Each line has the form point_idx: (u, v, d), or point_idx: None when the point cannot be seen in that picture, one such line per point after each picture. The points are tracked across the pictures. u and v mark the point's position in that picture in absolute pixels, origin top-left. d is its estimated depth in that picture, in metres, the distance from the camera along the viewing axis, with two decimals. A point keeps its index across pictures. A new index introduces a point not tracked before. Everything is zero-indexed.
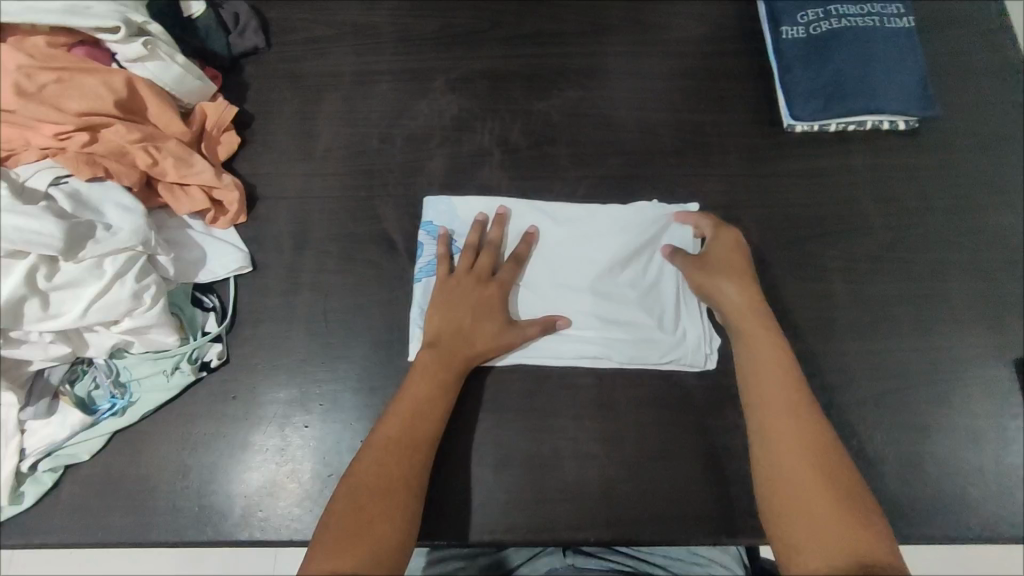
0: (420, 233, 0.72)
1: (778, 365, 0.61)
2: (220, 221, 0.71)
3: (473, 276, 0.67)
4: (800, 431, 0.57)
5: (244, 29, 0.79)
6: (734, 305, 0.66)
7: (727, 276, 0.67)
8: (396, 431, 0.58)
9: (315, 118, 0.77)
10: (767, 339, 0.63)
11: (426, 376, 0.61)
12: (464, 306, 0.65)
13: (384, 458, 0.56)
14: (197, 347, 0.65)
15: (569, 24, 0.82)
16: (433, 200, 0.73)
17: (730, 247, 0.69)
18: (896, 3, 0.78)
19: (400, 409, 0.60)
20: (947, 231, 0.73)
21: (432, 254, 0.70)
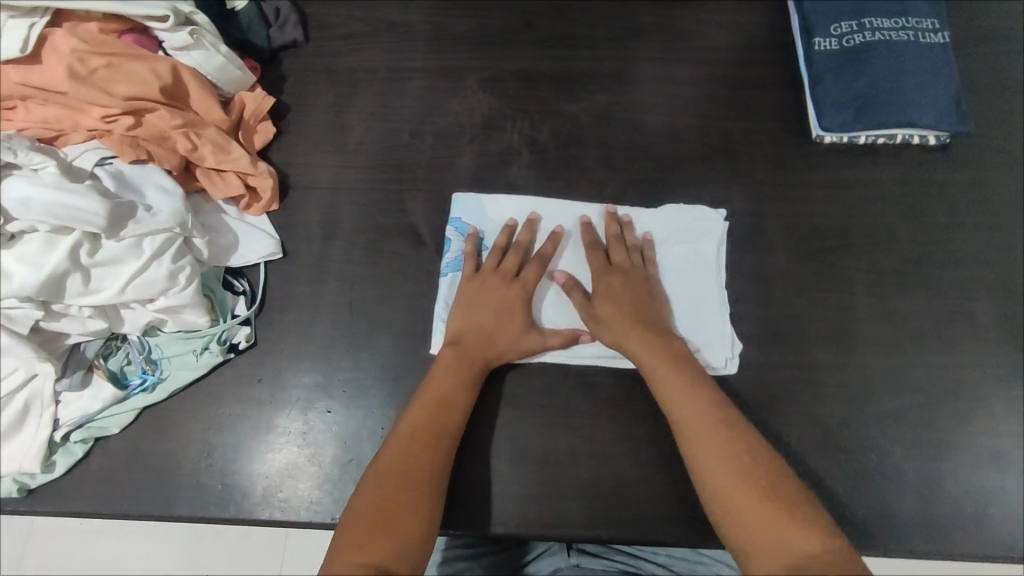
0: (448, 229, 0.73)
1: (686, 390, 0.60)
2: (253, 207, 0.72)
3: (499, 276, 0.68)
4: (727, 453, 0.55)
5: (285, 22, 0.81)
6: (637, 339, 0.64)
7: (622, 311, 0.66)
8: (421, 423, 0.59)
9: (349, 112, 0.79)
10: (668, 367, 0.62)
11: (450, 370, 0.63)
12: (488, 305, 0.67)
13: (410, 448, 0.58)
14: (226, 329, 0.67)
15: (600, 28, 0.83)
16: (464, 197, 0.74)
17: (617, 280, 0.68)
18: (931, 18, 0.78)
19: (429, 400, 0.61)
20: (976, 249, 0.73)
21: (459, 250, 0.72)
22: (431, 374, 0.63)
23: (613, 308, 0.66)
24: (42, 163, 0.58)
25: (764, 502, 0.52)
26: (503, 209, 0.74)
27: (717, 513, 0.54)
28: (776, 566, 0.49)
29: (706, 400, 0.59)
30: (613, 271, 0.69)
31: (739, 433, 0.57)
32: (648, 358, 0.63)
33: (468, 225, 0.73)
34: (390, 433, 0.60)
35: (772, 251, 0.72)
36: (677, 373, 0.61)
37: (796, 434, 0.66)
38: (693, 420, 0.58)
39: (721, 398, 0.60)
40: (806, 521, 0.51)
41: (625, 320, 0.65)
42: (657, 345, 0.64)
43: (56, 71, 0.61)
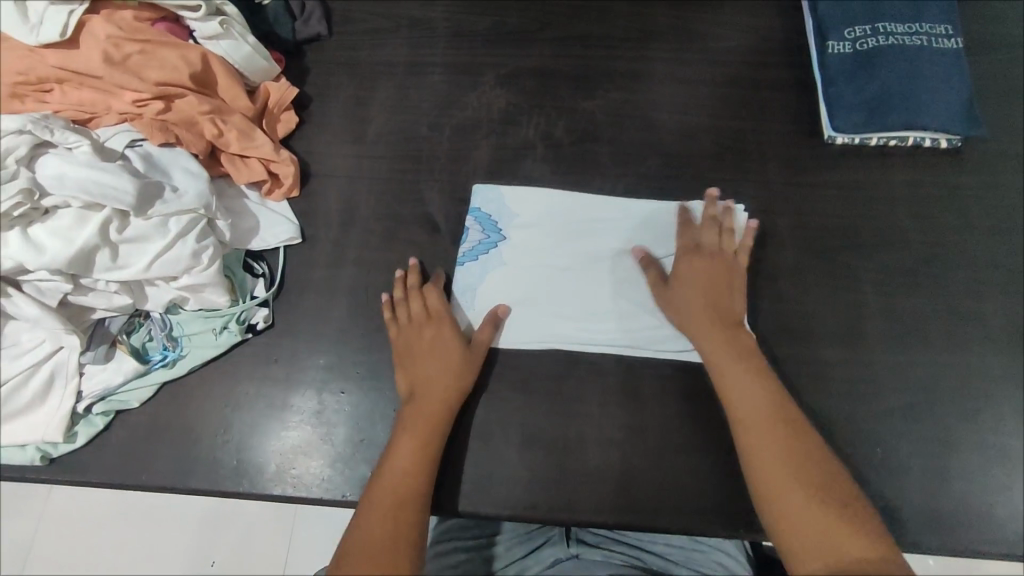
0: (467, 219, 0.74)
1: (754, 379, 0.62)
2: (274, 193, 0.74)
3: (416, 325, 0.68)
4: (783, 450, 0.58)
5: (310, 16, 0.83)
6: (707, 324, 0.66)
7: (697, 297, 0.67)
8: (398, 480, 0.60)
9: (369, 104, 0.81)
10: (739, 353, 0.64)
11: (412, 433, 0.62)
12: (428, 358, 0.66)
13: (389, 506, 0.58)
14: (245, 309, 0.69)
15: (616, 28, 0.84)
16: (484, 191, 0.76)
17: (698, 266, 0.69)
18: (944, 24, 0.79)
19: (403, 455, 0.61)
20: (986, 251, 0.73)
21: (477, 239, 0.73)
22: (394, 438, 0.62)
23: (689, 294, 0.68)
24: (76, 143, 0.61)
25: (814, 498, 0.55)
26: (523, 200, 0.75)
27: (761, 499, 0.57)
28: (821, 565, 0.53)
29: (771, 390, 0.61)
30: (692, 258, 0.69)
31: (795, 432, 0.59)
32: (713, 345, 0.65)
33: (484, 218, 0.74)
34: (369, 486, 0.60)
35: (782, 248, 0.73)
36: (747, 360, 0.63)
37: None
38: (755, 410, 0.60)
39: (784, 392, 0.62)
40: (854, 522, 0.54)
41: (697, 306, 0.67)
42: (725, 334, 0.65)
43: (92, 55, 0.64)
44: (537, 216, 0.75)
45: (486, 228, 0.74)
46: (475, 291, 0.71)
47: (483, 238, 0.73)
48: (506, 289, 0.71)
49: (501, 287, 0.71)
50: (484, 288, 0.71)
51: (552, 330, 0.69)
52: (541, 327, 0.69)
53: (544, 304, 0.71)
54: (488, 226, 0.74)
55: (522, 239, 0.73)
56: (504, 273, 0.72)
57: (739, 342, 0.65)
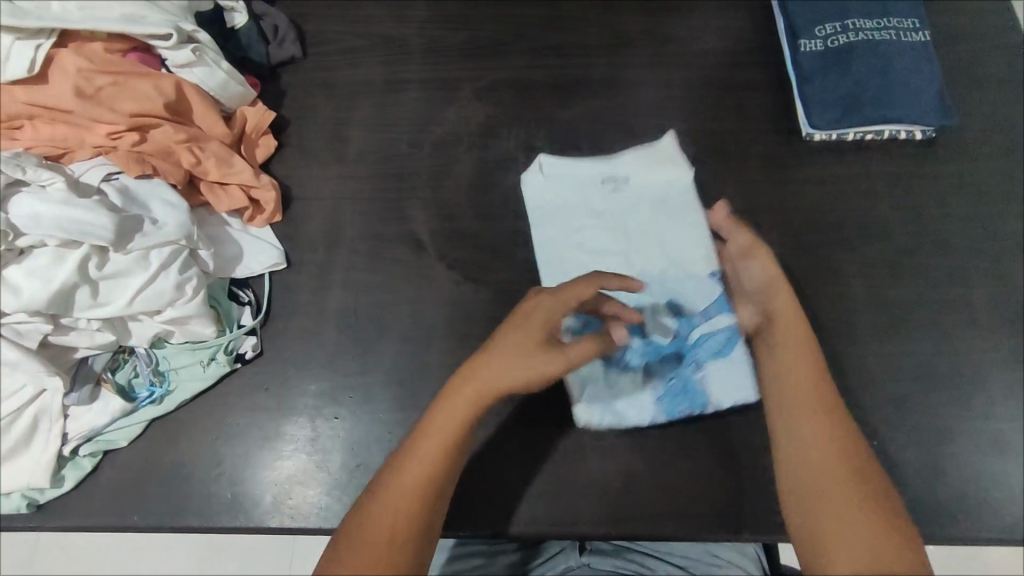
0: (681, 398, 0.66)
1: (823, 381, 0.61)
2: (257, 219, 0.74)
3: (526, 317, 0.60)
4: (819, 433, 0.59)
5: (283, 39, 0.83)
6: (785, 308, 0.66)
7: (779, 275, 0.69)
8: (429, 465, 0.55)
9: (348, 124, 0.81)
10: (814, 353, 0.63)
11: (427, 462, 0.56)
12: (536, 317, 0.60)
13: (412, 501, 0.54)
14: (233, 339, 0.68)
15: (591, 36, 0.85)
16: (731, 404, 0.66)
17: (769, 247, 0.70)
18: (911, 18, 0.81)
19: (413, 471, 0.55)
20: (966, 239, 0.74)
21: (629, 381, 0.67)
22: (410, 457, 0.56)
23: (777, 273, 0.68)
24: (50, 180, 0.60)
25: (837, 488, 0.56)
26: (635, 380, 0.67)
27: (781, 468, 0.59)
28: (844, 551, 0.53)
29: (825, 394, 0.61)
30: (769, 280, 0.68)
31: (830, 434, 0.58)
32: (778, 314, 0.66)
33: (707, 395, 0.66)
34: (409, 442, 0.57)
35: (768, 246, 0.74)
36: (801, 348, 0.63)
37: None
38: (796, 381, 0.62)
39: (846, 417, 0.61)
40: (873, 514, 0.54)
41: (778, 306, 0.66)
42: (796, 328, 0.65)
43: (63, 90, 0.63)
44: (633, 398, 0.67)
45: (666, 395, 0.67)
46: (648, 258, 0.73)
47: (694, 343, 0.69)
48: (659, 172, 0.77)
49: (640, 263, 0.73)
50: (669, 245, 0.73)
51: (593, 170, 0.77)
52: (604, 164, 0.78)
53: (612, 204, 0.76)
54: (666, 403, 0.66)
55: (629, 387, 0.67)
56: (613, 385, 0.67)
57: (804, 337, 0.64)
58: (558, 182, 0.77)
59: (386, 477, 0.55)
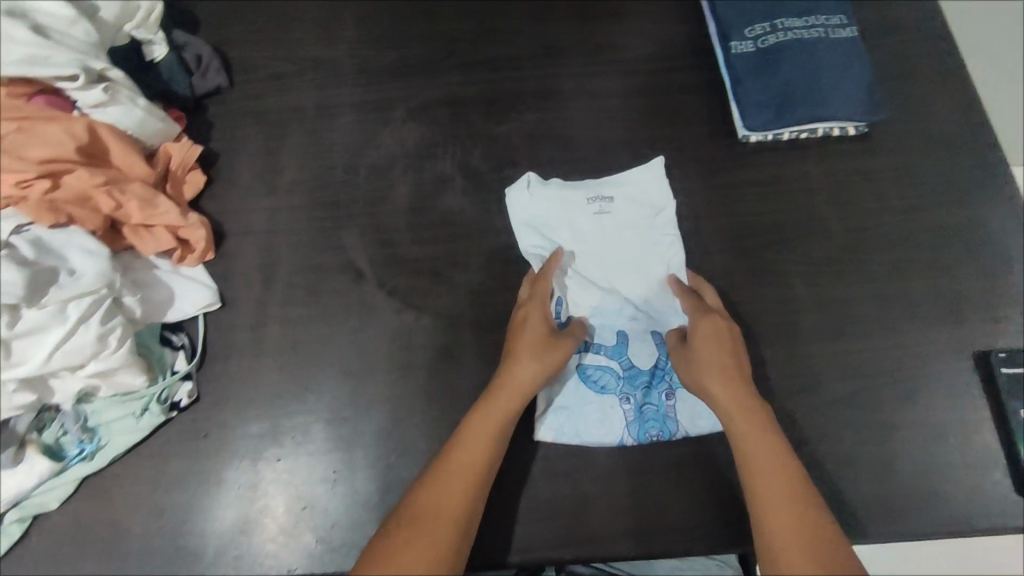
0: (653, 423, 0.67)
1: (777, 464, 0.58)
2: (187, 260, 0.71)
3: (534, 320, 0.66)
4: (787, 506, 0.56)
5: (207, 69, 0.81)
6: (720, 387, 0.62)
7: (708, 359, 0.64)
8: (471, 460, 0.59)
9: (280, 153, 0.79)
10: (761, 428, 0.60)
11: (467, 457, 0.60)
12: (534, 316, 0.66)
13: (449, 499, 0.57)
14: (166, 387, 0.65)
15: (523, 48, 0.85)
16: (697, 432, 0.67)
17: (698, 325, 0.66)
18: (837, 15, 0.82)
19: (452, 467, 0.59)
20: (905, 231, 0.74)
21: (599, 408, 0.68)
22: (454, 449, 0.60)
23: (703, 359, 0.64)
24: None
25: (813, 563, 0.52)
26: (607, 406, 0.68)
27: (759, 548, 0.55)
28: None
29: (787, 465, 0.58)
30: (721, 344, 0.65)
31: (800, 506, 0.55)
32: (717, 388, 0.63)
33: (676, 422, 0.67)
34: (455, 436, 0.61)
35: (709, 253, 0.74)
36: (759, 419, 0.61)
37: None
38: (757, 452, 0.59)
39: (817, 494, 0.57)
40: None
41: (714, 381, 0.63)
42: (747, 400, 0.62)
43: None
44: (602, 426, 0.67)
45: (635, 421, 0.67)
46: (634, 283, 0.73)
47: (670, 371, 0.70)
48: (642, 196, 0.76)
49: (622, 289, 0.73)
50: (653, 274, 0.73)
51: (580, 191, 0.76)
52: (591, 184, 0.76)
53: (597, 229, 0.74)
54: (634, 429, 0.67)
55: (598, 414, 0.68)
56: (584, 412, 0.68)
57: (758, 409, 0.61)
58: (545, 204, 0.75)
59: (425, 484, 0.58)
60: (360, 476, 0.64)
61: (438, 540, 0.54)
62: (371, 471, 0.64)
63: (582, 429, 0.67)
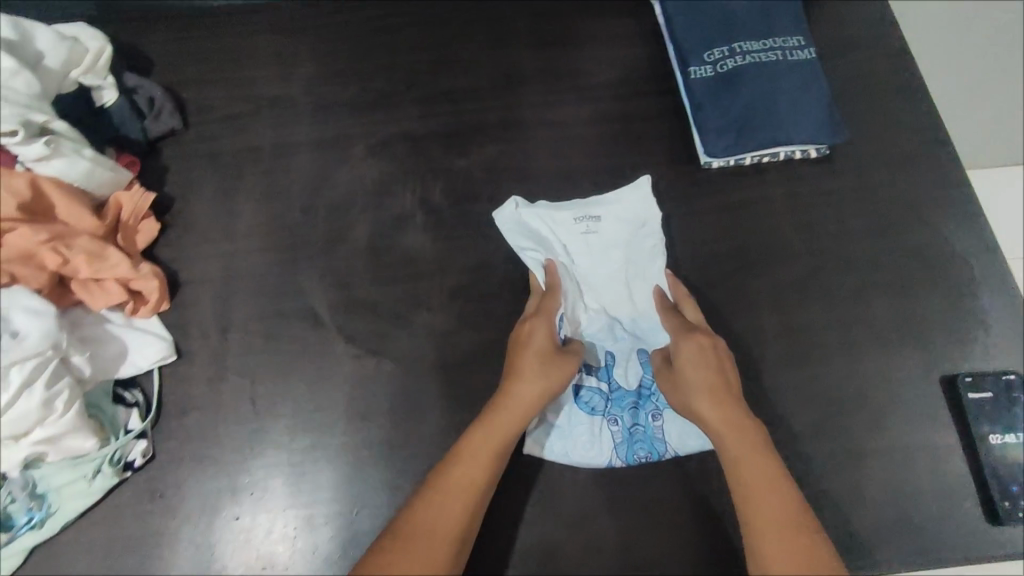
0: (641, 445, 0.67)
1: (773, 486, 0.57)
2: (140, 311, 0.69)
3: (540, 335, 0.65)
4: (783, 528, 0.54)
5: (159, 112, 0.80)
6: (708, 407, 0.61)
7: (698, 381, 0.63)
8: (470, 477, 0.58)
9: (236, 196, 0.78)
10: (754, 450, 0.59)
11: (469, 472, 0.59)
12: (543, 331, 0.66)
13: (446, 518, 0.56)
14: (119, 447, 0.63)
15: (482, 78, 0.83)
16: (686, 452, 0.67)
17: (683, 346, 0.64)
18: (795, 37, 0.81)
19: (451, 483, 0.58)
20: (869, 255, 0.74)
21: (587, 431, 0.68)
22: (452, 464, 0.59)
23: (689, 378, 0.63)
24: None
25: None
26: (596, 429, 0.68)
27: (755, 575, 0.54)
28: None
29: (783, 488, 0.57)
30: (709, 363, 0.63)
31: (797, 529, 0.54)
32: (706, 408, 0.61)
33: (664, 442, 0.67)
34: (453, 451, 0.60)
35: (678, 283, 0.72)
36: (752, 440, 0.59)
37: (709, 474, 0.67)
38: (752, 474, 0.58)
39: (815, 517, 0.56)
40: None
41: (701, 402, 0.62)
42: (740, 421, 0.61)
43: None
44: (591, 448, 0.67)
45: (624, 443, 0.67)
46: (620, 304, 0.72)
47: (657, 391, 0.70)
48: (632, 215, 0.73)
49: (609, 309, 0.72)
50: (641, 293, 0.72)
51: (568, 211, 0.73)
52: (579, 203, 0.74)
53: (585, 250, 0.73)
54: (623, 450, 0.67)
55: (586, 437, 0.67)
56: (572, 436, 0.68)
57: (752, 430, 0.60)
58: (532, 227, 0.73)
59: (415, 503, 0.57)
60: (322, 531, 0.63)
61: (431, 563, 0.54)
62: (333, 526, 0.63)
63: (570, 449, 0.67)
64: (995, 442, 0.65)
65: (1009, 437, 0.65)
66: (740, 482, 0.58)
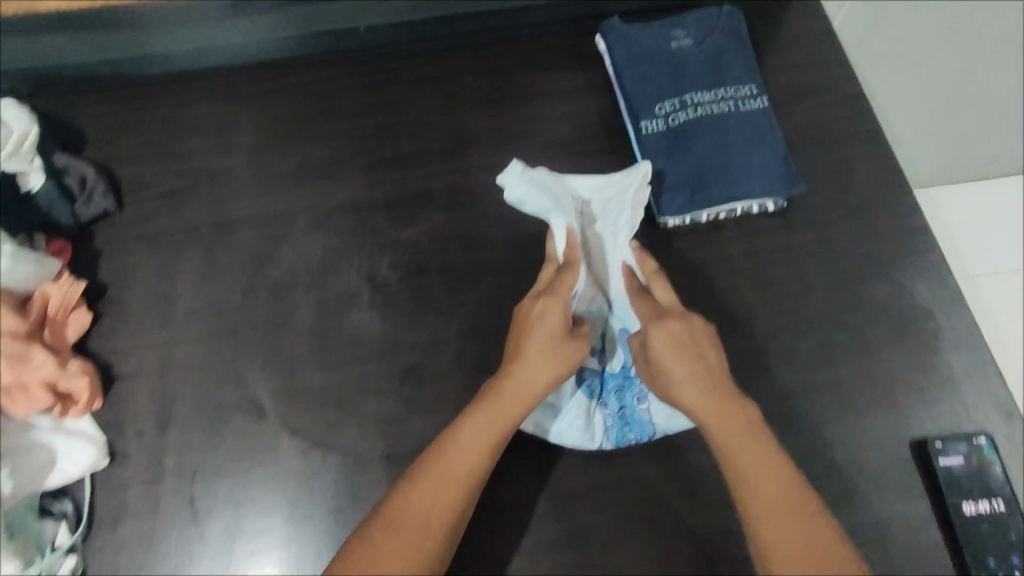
0: (630, 426, 0.67)
1: (768, 470, 0.55)
2: (70, 412, 0.65)
3: (553, 313, 0.63)
4: (780, 511, 0.54)
5: (91, 193, 0.76)
6: (692, 394, 0.59)
7: (676, 368, 0.60)
8: (468, 463, 0.57)
9: (174, 279, 0.74)
10: (744, 433, 0.57)
11: (467, 456, 0.57)
12: (557, 309, 0.63)
13: (439, 505, 0.55)
14: (44, 568, 0.59)
15: (429, 141, 0.81)
16: (674, 430, 0.66)
17: (661, 329, 0.62)
18: (747, 84, 0.79)
19: (445, 467, 0.57)
20: (831, 312, 0.71)
21: (578, 415, 0.67)
22: (449, 448, 0.58)
23: (667, 367, 0.61)
24: None
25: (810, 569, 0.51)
26: (583, 412, 0.67)
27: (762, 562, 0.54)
28: None
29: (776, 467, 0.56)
30: (685, 346, 0.61)
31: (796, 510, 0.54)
32: (690, 397, 0.59)
33: (651, 423, 0.67)
34: (451, 432, 0.59)
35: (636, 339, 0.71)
36: (741, 424, 0.57)
37: (673, 556, 0.64)
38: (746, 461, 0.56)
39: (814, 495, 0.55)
40: None
41: (684, 391, 0.60)
42: (728, 405, 0.58)
43: None
44: (581, 435, 0.66)
45: (614, 425, 0.67)
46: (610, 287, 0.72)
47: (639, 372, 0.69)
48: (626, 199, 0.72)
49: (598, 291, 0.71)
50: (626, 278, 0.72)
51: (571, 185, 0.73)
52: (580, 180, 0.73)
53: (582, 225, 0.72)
54: (611, 437, 0.67)
55: (575, 422, 0.67)
56: (560, 421, 0.67)
57: (740, 412, 0.58)
58: (526, 191, 0.71)
59: (406, 489, 0.56)
60: None
61: (418, 549, 0.54)
62: None
63: (562, 431, 0.66)
64: (969, 511, 0.62)
65: (982, 503, 0.63)
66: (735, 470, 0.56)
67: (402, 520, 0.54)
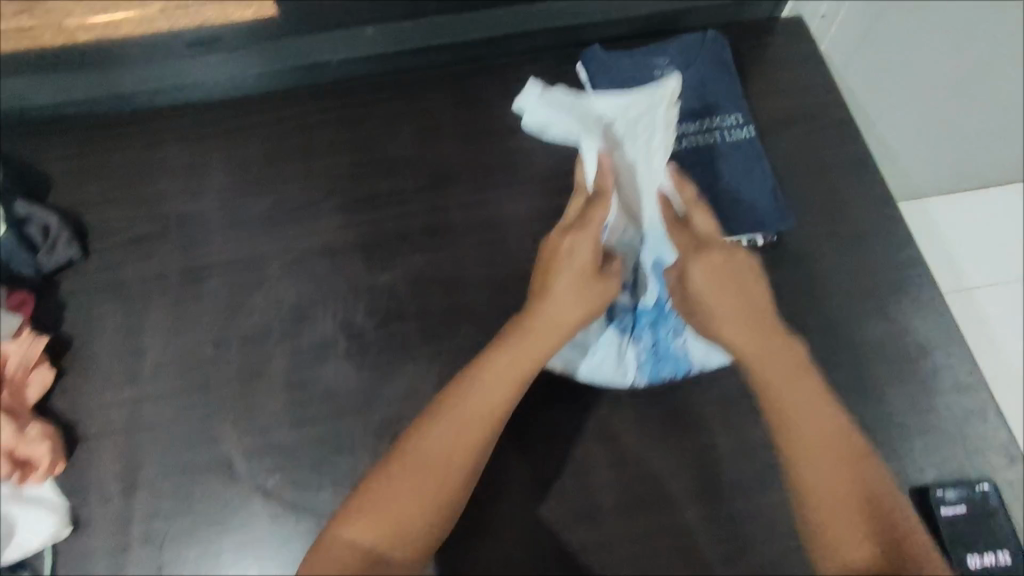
0: (665, 362, 0.67)
1: (814, 404, 0.56)
2: (32, 476, 0.62)
3: (584, 246, 0.64)
4: (822, 441, 0.55)
5: (54, 242, 0.73)
6: (733, 327, 0.60)
7: (719, 301, 0.61)
8: (497, 395, 0.58)
9: (140, 331, 0.71)
10: (789, 368, 0.58)
11: (496, 387, 0.58)
12: (587, 244, 0.64)
13: (467, 434, 0.56)
14: None
15: (406, 179, 0.78)
16: (710, 366, 0.67)
17: (702, 261, 0.63)
18: (733, 113, 0.77)
19: (474, 395, 0.57)
20: (825, 352, 0.69)
21: (611, 351, 0.68)
22: (478, 378, 0.58)
23: (708, 298, 0.62)
24: None
25: (846, 498, 0.52)
26: (617, 349, 0.68)
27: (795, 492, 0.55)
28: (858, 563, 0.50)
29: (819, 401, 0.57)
30: (723, 268, 0.62)
31: (838, 441, 0.55)
32: (734, 332, 0.60)
33: (687, 358, 0.67)
34: (480, 365, 0.59)
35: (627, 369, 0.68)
36: (787, 361, 0.58)
37: None
38: (794, 395, 0.57)
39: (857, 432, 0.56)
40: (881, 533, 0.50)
41: (725, 321, 0.61)
42: (772, 340, 0.60)
43: None
44: (615, 374, 0.67)
45: (647, 360, 0.68)
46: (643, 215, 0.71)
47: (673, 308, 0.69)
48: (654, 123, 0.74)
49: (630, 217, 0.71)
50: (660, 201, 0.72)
51: (596, 105, 0.77)
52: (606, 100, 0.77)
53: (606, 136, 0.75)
54: (646, 371, 0.67)
55: (608, 360, 0.68)
56: (593, 358, 0.68)
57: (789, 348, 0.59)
58: (547, 113, 0.79)
59: (434, 414, 0.57)
60: None
61: (444, 476, 0.54)
62: None
63: (595, 368, 0.67)
64: (972, 565, 0.61)
65: (988, 556, 0.62)
66: (776, 402, 0.57)
67: (426, 449, 0.54)
